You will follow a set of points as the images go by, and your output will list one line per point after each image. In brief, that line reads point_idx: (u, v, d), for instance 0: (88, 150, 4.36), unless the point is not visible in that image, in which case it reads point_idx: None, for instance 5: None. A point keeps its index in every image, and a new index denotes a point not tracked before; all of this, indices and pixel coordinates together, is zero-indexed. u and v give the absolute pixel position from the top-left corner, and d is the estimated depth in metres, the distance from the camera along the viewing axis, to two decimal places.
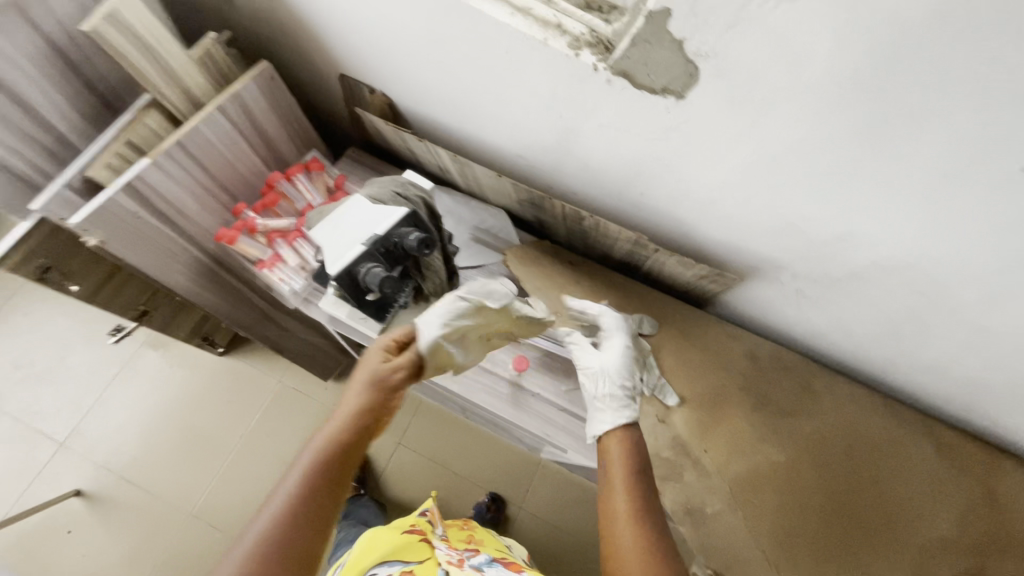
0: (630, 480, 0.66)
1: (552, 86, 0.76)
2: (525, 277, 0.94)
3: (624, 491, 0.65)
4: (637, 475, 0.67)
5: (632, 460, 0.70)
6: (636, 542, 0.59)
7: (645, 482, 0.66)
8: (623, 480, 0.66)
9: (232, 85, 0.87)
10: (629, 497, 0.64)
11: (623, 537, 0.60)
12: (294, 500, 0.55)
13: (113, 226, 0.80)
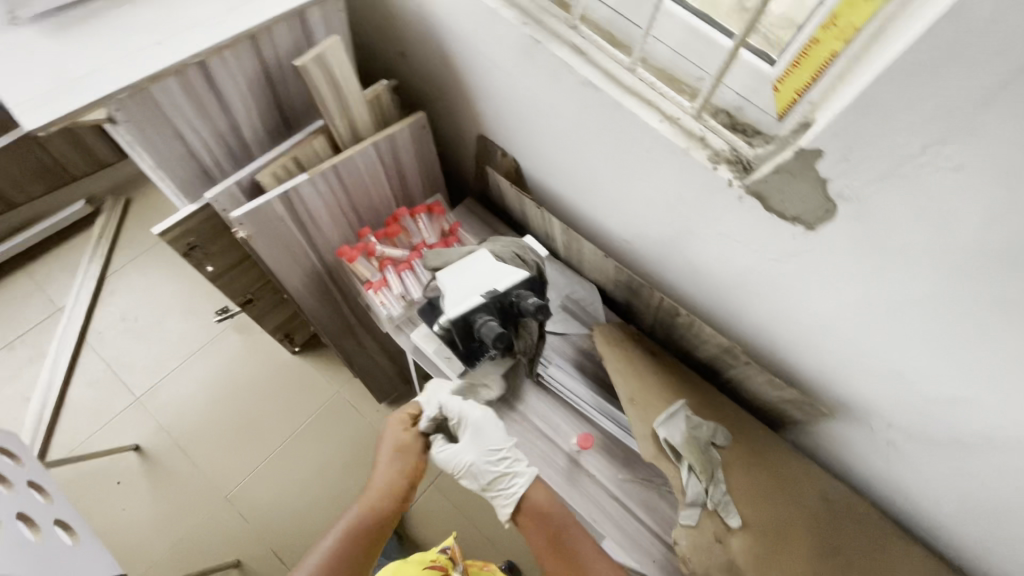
0: (547, 543, 0.84)
1: (681, 189, 0.80)
2: (608, 356, 0.95)
3: (543, 556, 0.84)
4: (552, 539, 0.84)
5: (544, 524, 0.85)
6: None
7: (556, 544, 0.84)
8: (540, 544, 0.84)
9: (390, 127, 0.98)
10: (549, 558, 0.83)
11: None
12: (336, 541, 0.81)
13: (262, 225, 0.91)
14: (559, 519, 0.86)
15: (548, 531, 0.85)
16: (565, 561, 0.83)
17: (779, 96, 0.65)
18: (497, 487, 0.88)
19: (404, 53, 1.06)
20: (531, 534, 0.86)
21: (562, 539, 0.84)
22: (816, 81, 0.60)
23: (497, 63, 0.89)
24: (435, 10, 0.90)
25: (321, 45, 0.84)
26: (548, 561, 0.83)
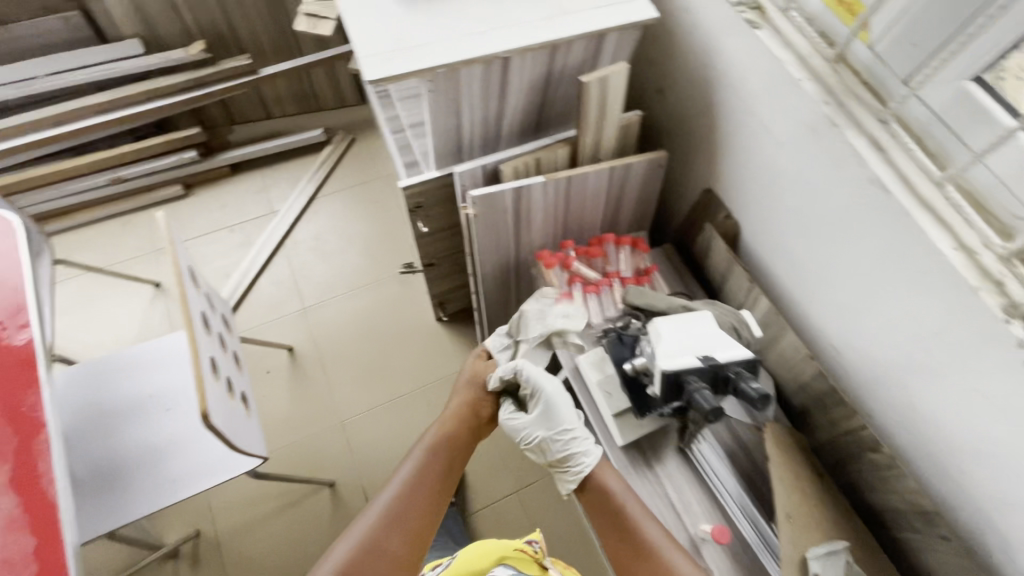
0: (607, 527, 0.83)
1: (944, 326, 0.71)
2: (774, 459, 0.88)
3: (607, 543, 0.82)
4: (609, 523, 0.82)
5: (603, 507, 0.84)
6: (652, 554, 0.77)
7: (615, 528, 0.81)
8: (602, 530, 0.83)
9: (632, 157, 0.99)
10: (611, 542, 0.82)
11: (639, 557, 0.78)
12: (419, 459, 0.87)
13: (489, 209, 0.97)
14: (613, 499, 0.83)
15: (605, 512, 0.83)
16: (625, 543, 0.80)
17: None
18: (564, 463, 0.90)
19: (666, 90, 1.07)
20: (594, 519, 0.85)
21: (620, 518, 0.81)
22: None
23: (773, 128, 0.86)
24: (726, 61, 0.89)
25: (610, 67, 0.87)
26: (612, 546, 0.82)
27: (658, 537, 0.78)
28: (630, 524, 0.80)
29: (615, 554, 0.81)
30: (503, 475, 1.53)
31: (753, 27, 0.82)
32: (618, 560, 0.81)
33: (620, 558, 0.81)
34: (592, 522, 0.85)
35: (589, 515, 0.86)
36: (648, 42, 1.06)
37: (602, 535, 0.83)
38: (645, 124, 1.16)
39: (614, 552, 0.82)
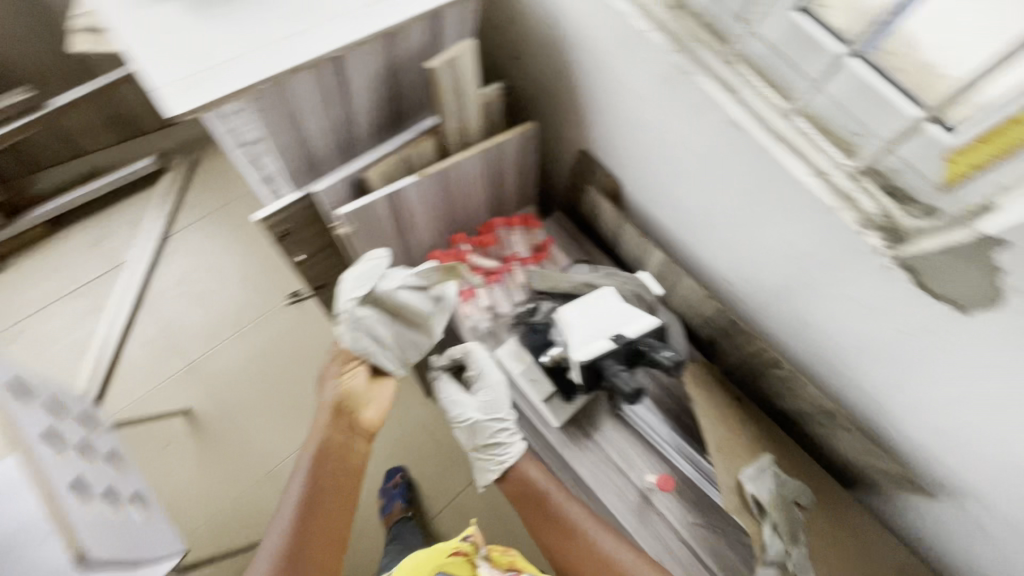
0: (536, 513, 0.86)
1: (813, 246, 0.77)
2: (697, 398, 0.93)
3: (535, 528, 0.85)
4: (538, 509, 0.86)
5: (531, 495, 0.87)
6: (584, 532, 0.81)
7: (543, 512, 0.85)
8: (529, 517, 0.86)
9: (501, 135, 0.95)
10: (539, 526, 0.85)
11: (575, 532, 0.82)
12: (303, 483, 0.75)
13: (363, 222, 0.88)
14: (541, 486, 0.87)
15: (533, 501, 0.87)
16: (555, 525, 0.83)
17: (950, 167, 0.61)
18: (491, 451, 0.92)
19: (520, 56, 1.02)
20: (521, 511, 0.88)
21: (549, 499, 0.85)
22: (1004, 162, 0.56)
23: (631, 84, 0.85)
24: (573, 20, 0.86)
25: (456, 47, 0.80)
26: (539, 530, 0.85)
27: (581, 512, 0.82)
28: (557, 506, 0.84)
29: (543, 537, 0.84)
30: (454, 471, 1.51)
31: None
32: (546, 541, 0.84)
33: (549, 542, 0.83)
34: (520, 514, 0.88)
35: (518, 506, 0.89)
36: (491, 8, 1.00)
37: (531, 522, 0.86)
38: (508, 94, 1.11)
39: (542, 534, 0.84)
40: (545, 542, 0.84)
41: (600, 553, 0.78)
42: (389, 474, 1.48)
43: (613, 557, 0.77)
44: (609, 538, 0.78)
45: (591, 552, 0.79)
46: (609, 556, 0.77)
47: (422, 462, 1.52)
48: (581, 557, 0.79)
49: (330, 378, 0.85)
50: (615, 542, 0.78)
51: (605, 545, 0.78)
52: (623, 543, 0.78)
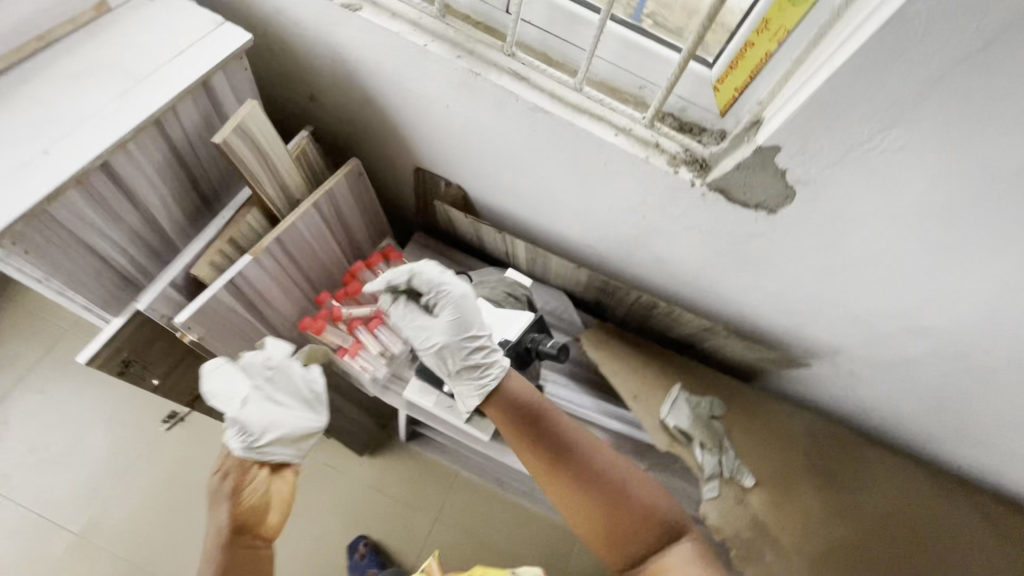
0: (549, 480, 0.70)
1: (643, 195, 0.83)
2: (602, 359, 1.00)
3: (553, 475, 0.70)
4: (551, 480, 0.70)
5: (537, 464, 0.70)
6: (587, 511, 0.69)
7: (560, 450, 0.70)
8: (545, 461, 0.70)
9: (327, 183, 0.91)
10: (561, 485, 0.69)
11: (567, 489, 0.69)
12: None
13: (211, 321, 0.81)
14: (546, 412, 0.71)
15: (542, 426, 0.71)
16: (583, 486, 0.69)
17: (721, 93, 0.73)
18: (473, 369, 0.72)
19: (317, 95, 0.98)
20: (521, 448, 0.71)
21: (567, 471, 0.69)
22: (753, 80, 0.67)
23: (433, 97, 0.85)
24: (353, 51, 0.83)
25: (238, 114, 0.75)
26: (559, 486, 0.70)
27: (608, 475, 0.70)
28: (576, 457, 0.70)
29: (570, 480, 0.69)
30: (416, 513, 1.48)
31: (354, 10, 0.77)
32: (571, 495, 0.69)
33: (582, 496, 0.69)
34: (519, 447, 0.71)
35: (517, 431, 0.71)
36: (266, 56, 0.94)
37: (545, 475, 0.70)
38: (321, 135, 1.06)
39: (563, 500, 0.70)
40: (570, 499, 0.69)
41: (643, 523, 0.69)
42: (352, 547, 1.40)
43: (654, 522, 0.69)
44: (648, 501, 0.70)
45: (636, 525, 0.69)
46: (653, 522, 0.69)
47: (380, 518, 1.46)
48: (624, 515, 0.69)
49: (228, 495, 0.75)
50: (654, 512, 0.70)
51: (647, 515, 0.69)
52: (658, 517, 0.70)
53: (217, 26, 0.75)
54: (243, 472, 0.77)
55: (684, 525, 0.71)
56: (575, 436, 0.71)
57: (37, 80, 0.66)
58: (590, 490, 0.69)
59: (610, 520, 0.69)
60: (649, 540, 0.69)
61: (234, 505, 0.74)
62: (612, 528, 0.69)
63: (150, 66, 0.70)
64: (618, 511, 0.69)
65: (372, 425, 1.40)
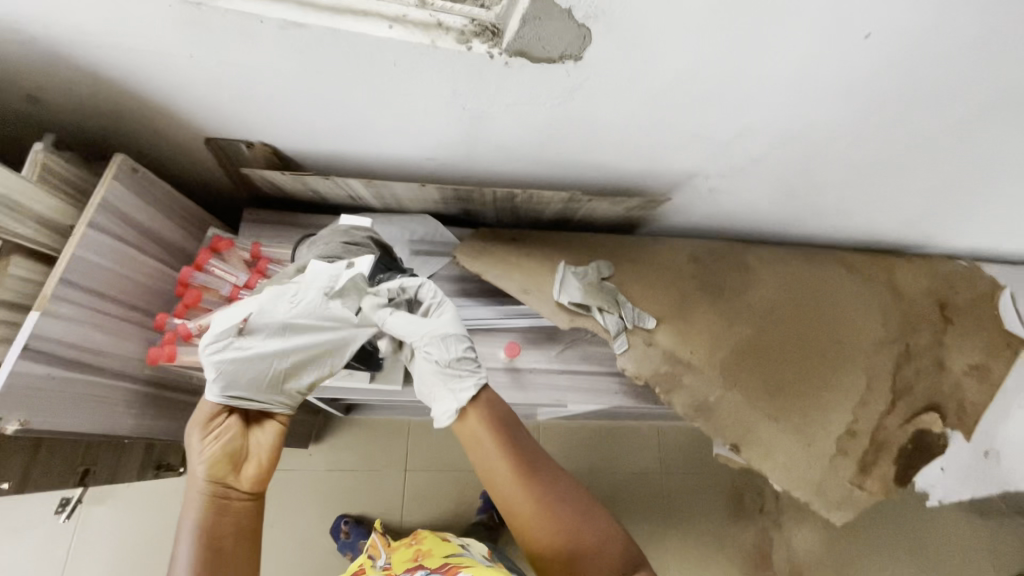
0: (508, 502, 0.69)
1: (450, 84, 0.75)
2: (482, 269, 0.95)
3: (517, 496, 0.68)
4: (508, 500, 0.69)
5: (505, 481, 0.69)
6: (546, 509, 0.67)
7: (530, 458, 0.71)
8: (508, 479, 0.69)
9: (96, 194, 0.75)
10: (523, 502, 0.68)
11: (525, 501, 0.68)
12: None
13: (28, 401, 0.68)
14: (517, 429, 0.74)
15: (513, 436, 0.72)
16: (550, 500, 0.68)
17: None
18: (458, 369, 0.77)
19: (36, 93, 0.78)
20: (485, 468, 0.71)
21: (534, 484, 0.69)
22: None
23: (167, 50, 0.69)
24: (36, 21, 0.65)
25: None
26: (519, 506, 0.68)
27: (575, 490, 0.70)
28: (541, 473, 0.70)
29: (539, 497, 0.68)
30: (384, 473, 1.48)
31: None
32: (533, 515, 0.67)
33: (548, 511, 0.67)
34: (483, 465, 0.71)
35: (485, 446, 0.71)
36: None
37: (506, 501, 0.69)
38: (74, 139, 0.87)
39: (522, 526, 0.68)
40: (530, 519, 0.67)
41: (606, 550, 0.66)
42: (336, 530, 1.40)
43: (615, 553, 0.66)
44: (610, 528, 0.68)
45: (593, 553, 0.65)
46: (615, 551, 0.66)
47: (352, 494, 1.46)
48: (584, 540, 0.66)
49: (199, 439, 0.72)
50: (614, 537, 0.68)
51: (605, 546, 0.66)
52: (620, 545, 0.67)
53: None
54: (213, 423, 0.74)
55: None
56: (542, 457, 0.73)
57: None
58: (552, 510, 0.68)
59: (569, 546, 0.66)
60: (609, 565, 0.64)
61: (207, 451, 0.71)
62: (568, 550, 0.65)
63: None
64: (580, 528, 0.67)
65: (303, 416, 1.35)
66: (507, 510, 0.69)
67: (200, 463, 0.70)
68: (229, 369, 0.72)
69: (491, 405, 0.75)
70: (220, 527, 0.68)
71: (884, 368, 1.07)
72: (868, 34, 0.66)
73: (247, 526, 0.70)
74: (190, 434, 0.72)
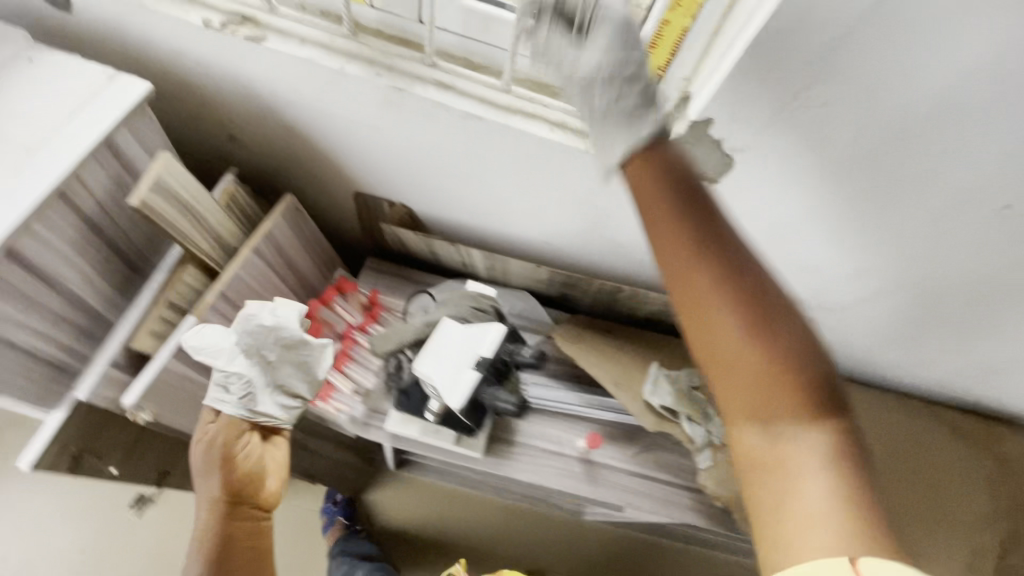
0: (719, 368, 0.53)
1: (589, 184, 0.83)
2: (576, 353, 0.99)
3: (709, 293, 0.52)
4: (722, 369, 0.52)
5: (694, 298, 0.53)
6: (754, 369, 0.51)
7: (744, 290, 0.52)
8: (699, 269, 0.53)
9: (263, 226, 0.86)
10: (724, 336, 0.52)
11: (724, 336, 0.52)
12: None
13: (164, 395, 0.75)
14: (725, 235, 0.54)
15: (715, 236, 0.53)
16: (757, 373, 0.51)
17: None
18: None
19: (236, 133, 0.93)
20: (681, 288, 0.54)
21: (759, 340, 0.51)
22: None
23: (359, 120, 0.81)
24: (266, 83, 0.79)
25: (149, 170, 0.69)
26: (714, 334, 0.52)
27: (792, 324, 0.52)
28: (773, 311, 0.52)
29: (734, 295, 0.51)
30: (418, 539, 1.45)
31: (259, 42, 0.72)
32: (741, 360, 0.51)
33: (748, 343, 0.51)
34: (668, 249, 0.54)
35: (687, 250, 0.53)
36: (175, 99, 0.88)
37: (693, 308, 0.53)
38: (248, 173, 1.01)
39: (716, 356, 0.53)
40: (722, 364, 0.52)
41: (818, 451, 0.50)
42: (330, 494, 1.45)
43: (825, 456, 0.50)
44: (864, 489, 0.49)
45: (800, 458, 0.50)
46: (829, 473, 0.49)
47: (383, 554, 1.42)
48: (795, 438, 0.50)
49: (220, 463, 0.78)
50: (833, 478, 0.49)
51: (824, 451, 0.50)
52: (832, 456, 0.50)
53: (109, 79, 0.68)
54: (234, 444, 0.80)
55: (854, 499, 0.48)
56: (789, 303, 0.53)
57: None
58: (846, 502, 0.48)
59: (771, 450, 0.51)
60: (819, 474, 0.50)
61: (223, 474, 0.78)
62: (763, 448, 0.52)
63: (39, 136, 0.63)
64: (772, 423, 0.51)
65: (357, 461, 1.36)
66: (699, 345, 0.54)
67: (217, 482, 0.78)
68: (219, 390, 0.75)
69: (660, 165, 0.58)
70: (232, 539, 0.78)
71: (988, 550, 0.97)
72: (1008, 207, 0.66)
73: (253, 543, 0.81)
74: (207, 451, 0.78)
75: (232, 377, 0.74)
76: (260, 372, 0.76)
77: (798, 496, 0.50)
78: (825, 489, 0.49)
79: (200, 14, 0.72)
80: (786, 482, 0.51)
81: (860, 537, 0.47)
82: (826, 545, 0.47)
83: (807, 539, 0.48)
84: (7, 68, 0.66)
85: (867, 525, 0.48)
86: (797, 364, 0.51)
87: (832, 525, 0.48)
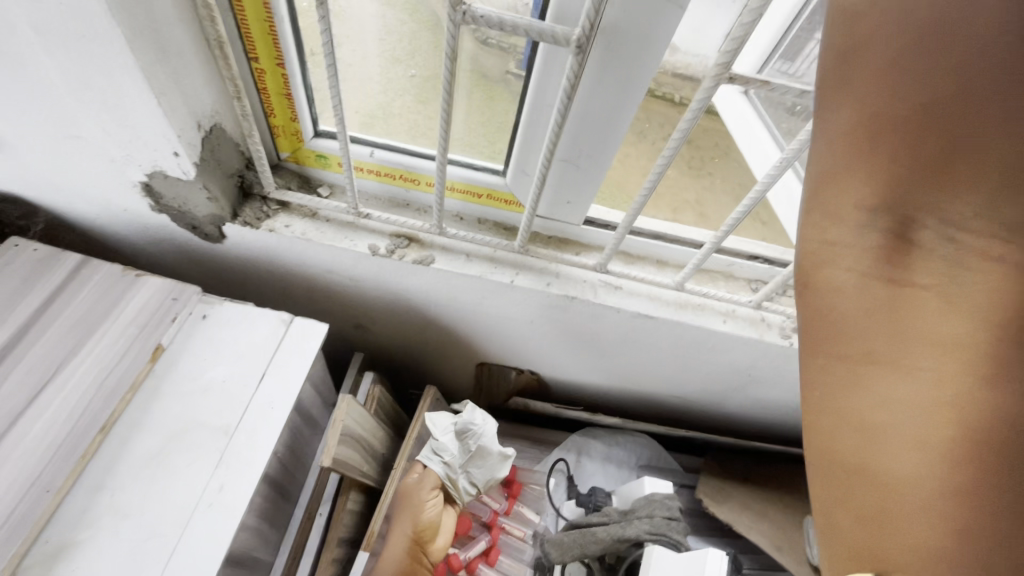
0: (907, 141, 0.32)
1: (752, 360, 0.80)
2: (731, 516, 0.93)
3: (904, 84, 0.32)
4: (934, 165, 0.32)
5: (928, 101, 0.32)
6: (891, 160, 0.33)
7: (967, 53, 0.31)
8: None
9: (413, 427, 0.82)
10: (973, 162, 0.31)
11: (912, 94, 0.32)
12: None
13: None
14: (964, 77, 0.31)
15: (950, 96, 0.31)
16: (997, 121, 0.31)
17: None
18: None
19: (364, 322, 0.88)
20: (855, 51, 0.34)
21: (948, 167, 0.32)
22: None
23: (514, 316, 0.79)
24: (420, 291, 0.77)
25: (335, 419, 0.65)
26: (918, 98, 0.32)
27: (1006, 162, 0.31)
28: (954, 173, 0.32)
29: (919, 83, 0.32)
30: None
31: (427, 265, 0.70)
32: (862, 169, 0.34)
33: (894, 122, 0.32)
34: (856, 59, 0.34)
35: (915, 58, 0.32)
36: (307, 299, 0.83)
37: (864, 151, 0.33)
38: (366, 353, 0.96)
39: (846, 188, 0.34)
40: (866, 130, 0.33)
41: (941, 361, 0.31)
42: None
43: (967, 461, 0.29)
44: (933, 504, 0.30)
45: (918, 403, 0.31)
46: (956, 384, 0.31)
47: None
48: (896, 398, 0.32)
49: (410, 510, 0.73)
50: (941, 438, 0.30)
51: (959, 424, 0.30)
52: (995, 320, 0.31)
53: (286, 325, 0.65)
54: (430, 494, 0.74)
55: (955, 413, 0.30)
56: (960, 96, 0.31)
57: (106, 473, 0.53)
58: (948, 411, 0.30)
59: (877, 379, 0.32)
60: (922, 402, 0.31)
61: (414, 521, 0.73)
62: (855, 314, 0.34)
63: (234, 410, 0.59)
64: (996, 205, 0.31)
65: None
66: (871, 156, 0.33)
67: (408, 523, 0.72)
68: (430, 451, 0.77)
69: None
70: None
71: None
72: None
73: None
74: (401, 496, 0.75)
75: (441, 448, 0.77)
76: (459, 453, 0.78)
77: (898, 439, 0.31)
78: (931, 384, 0.31)
79: (367, 242, 0.70)
80: (886, 377, 0.32)
81: (976, 506, 0.29)
82: (914, 469, 0.30)
83: (896, 505, 0.31)
84: (180, 331, 0.62)
85: (1002, 454, 0.29)
86: (965, 386, 0.30)
87: (947, 457, 0.30)
